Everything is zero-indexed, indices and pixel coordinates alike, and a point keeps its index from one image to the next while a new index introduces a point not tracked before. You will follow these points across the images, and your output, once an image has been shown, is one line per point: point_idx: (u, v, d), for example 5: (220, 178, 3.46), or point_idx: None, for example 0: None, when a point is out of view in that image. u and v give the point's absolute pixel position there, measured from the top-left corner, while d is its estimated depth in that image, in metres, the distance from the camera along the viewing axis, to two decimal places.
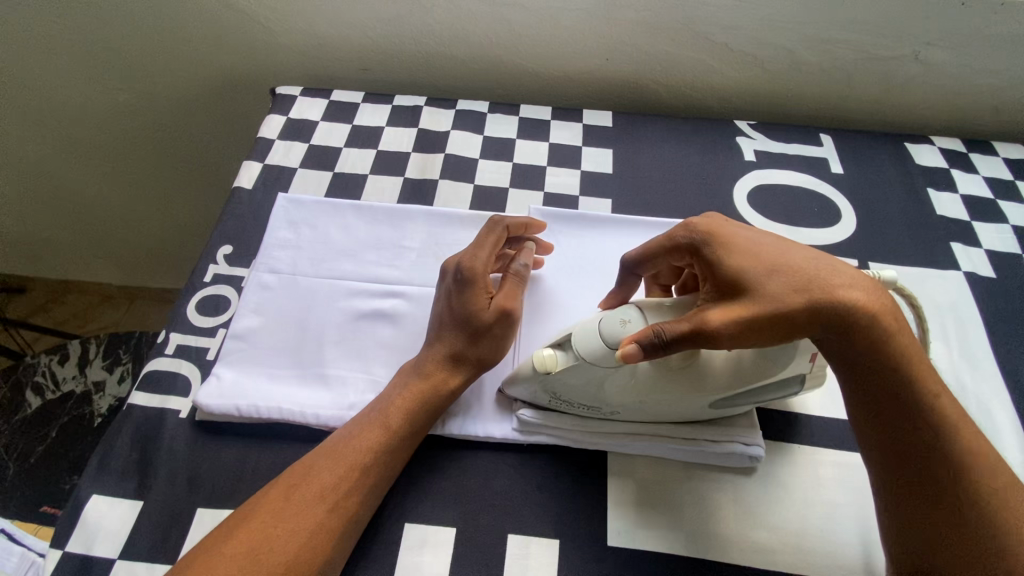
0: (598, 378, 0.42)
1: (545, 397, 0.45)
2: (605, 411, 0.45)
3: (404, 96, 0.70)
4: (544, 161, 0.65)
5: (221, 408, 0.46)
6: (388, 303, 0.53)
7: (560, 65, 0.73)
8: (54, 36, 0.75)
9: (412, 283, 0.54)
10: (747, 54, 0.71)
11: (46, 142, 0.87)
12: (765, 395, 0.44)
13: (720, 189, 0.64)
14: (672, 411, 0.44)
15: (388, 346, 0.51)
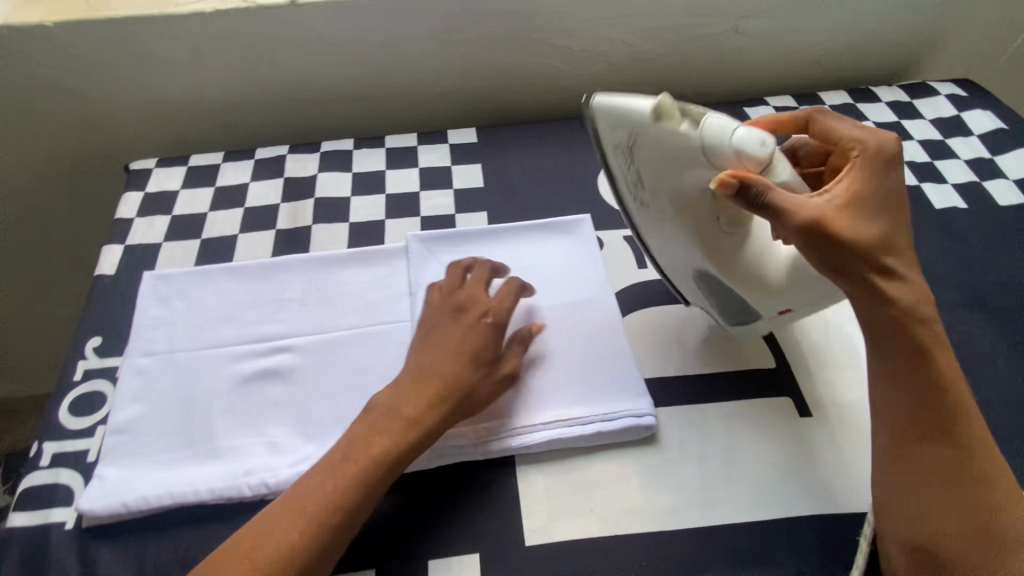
0: (684, 169, 0.41)
1: (613, 126, 0.41)
2: (635, 198, 0.45)
3: (266, 148, 0.70)
4: (416, 187, 0.67)
5: (108, 508, 0.44)
6: (275, 360, 0.52)
7: (418, 91, 0.75)
8: None
9: (296, 334, 0.54)
10: (590, 51, 0.75)
11: None
12: (721, 303, 0.50)
13: (586, 182, 0.68)
14: (673, 250, 0.47)
15: (280, 404, 0.50)
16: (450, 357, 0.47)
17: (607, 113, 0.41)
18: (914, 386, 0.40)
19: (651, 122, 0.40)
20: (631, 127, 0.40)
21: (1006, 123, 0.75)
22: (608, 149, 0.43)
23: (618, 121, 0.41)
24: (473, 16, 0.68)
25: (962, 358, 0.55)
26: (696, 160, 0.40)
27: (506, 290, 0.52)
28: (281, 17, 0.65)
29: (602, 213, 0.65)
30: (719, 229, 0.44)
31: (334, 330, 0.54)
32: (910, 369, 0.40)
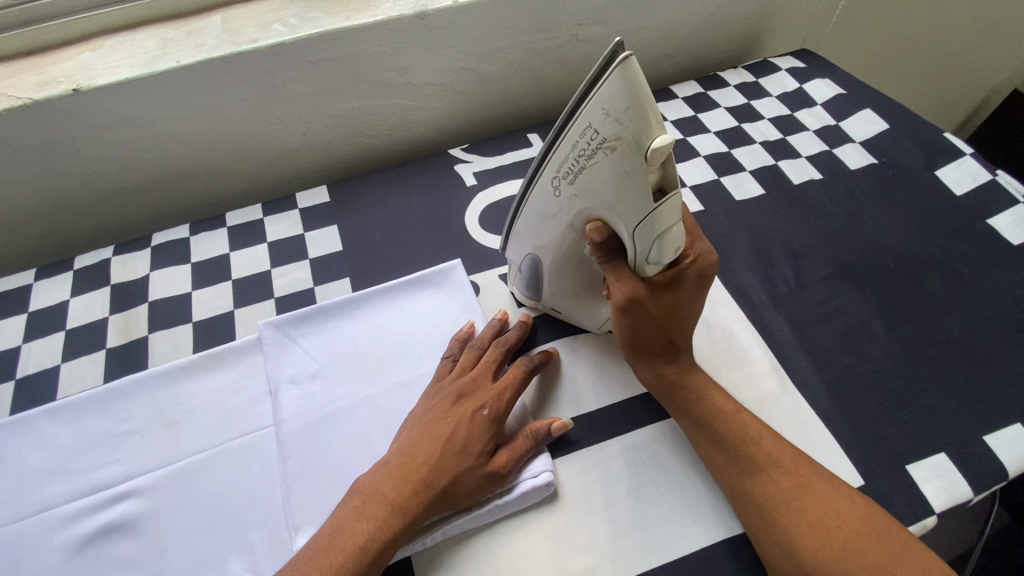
0: (605, 202, 0.39)
1: (609, 116, 0.35)
2: (556, 179, 0.40)
3: (87, 253, 0.61)
4: (267, 265, 0.61)
5: None
6: (119, 509, 0.45)
7: (256, 156, 0.69)
8: None
9: (142, 471, 0.47)
10: (433, 84, 0.71)
11: None
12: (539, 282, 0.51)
13: (453, 224, 0.64)
14: (540, 230, 0.45)
15: (130, 562, 0.43)
16: (436, 444, 0.44)
17: (612, 90, 0.34)
18: (731, 446, 0.44)
19: (642, 140, 0.35)
20: (630, 130, 0.35)
21: (844, 88, 0.79)
22: (581, 120, 0.36)
23: (627, 120, 0.34)
24: (293, 71, 0.63)
25: (840, 334, 0.56)
26: (621, 211, 0.38)
27: (484, 375, 0.49)
28: (66, 109, 0.57)
29: (473, 254, 0.62)
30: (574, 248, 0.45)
31: (186, 456, 0.48)
32: (721, 435, 0.45)
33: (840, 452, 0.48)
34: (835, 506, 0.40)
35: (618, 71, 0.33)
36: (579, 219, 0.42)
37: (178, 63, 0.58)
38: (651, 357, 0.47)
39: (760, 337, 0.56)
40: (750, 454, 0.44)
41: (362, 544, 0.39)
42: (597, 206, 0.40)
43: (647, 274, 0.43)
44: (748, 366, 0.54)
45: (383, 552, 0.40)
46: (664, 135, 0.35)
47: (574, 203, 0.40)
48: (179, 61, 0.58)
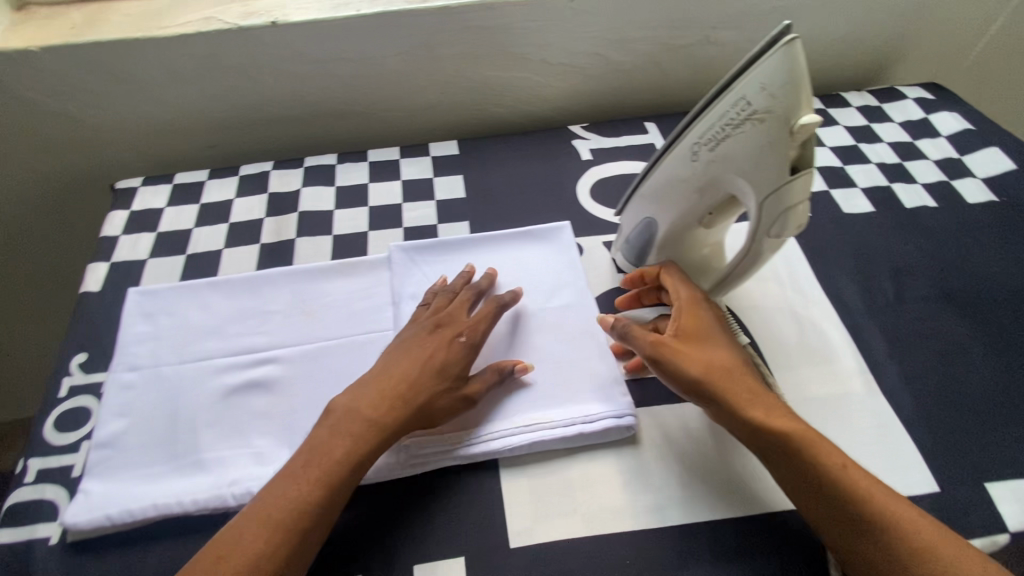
0: (740, 171, 0.42)
1: (764, 90, 0.39)
2: (695, 146, 0.44)
3: (252, 164, 0.72)
4: (399, 199, 0.68)
5: (92, 522, 0.44)
6: (260, 371, 0.53)
7: (399, 106, 0.77)
8: None
9: (282, 345, 0.55)
10: (565, 64, 0.77)
11: None
12: (650, 245, 0.55)
13: (566, 191, 0.69)
14: (665, 195, 0.49)
15: (266, 414, 0.50)
16: (413, 362, 0.48)
17: (773, 66, 0.38)
18: (814, 489, 0.42)
19: (791, 115, 0.39)
20: (782, 105, 0.38)
21: (972, 124, 0.78)
22: (733, 93, 0.40)
23: (781, 97, 0.38)
24: (450, 33, 0.70)
25: (935, 352, 0.56)
26: (755, 182, 0.42)
27: (432, 315, 0.53)
28: (262, 38, 0.66)
29: (581, 219, 0.66)
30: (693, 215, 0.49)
31: (317, 341, 0.55)
32: (797, 477, 0.43)
33: (920, 458, 0.49)
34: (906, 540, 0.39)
35: (782, 51, 0.38)
36: (708, 186, 0.45)
37: (359, 12, 0.66)
38: (714, 402, 0.46)
39: (852, 340, 0.57)
40: (837, 499, 0.41)
41: (328, 480, 0.42)
42: (731, 175, 0.43)
43: (762, 250, 0.46)
44: (836, 363, 0.55)
45: (351, 478, 0.43)
46: (810, 114, 0.39)
47: (709, 168, 0.44)
48: (359, 10, 0.66)
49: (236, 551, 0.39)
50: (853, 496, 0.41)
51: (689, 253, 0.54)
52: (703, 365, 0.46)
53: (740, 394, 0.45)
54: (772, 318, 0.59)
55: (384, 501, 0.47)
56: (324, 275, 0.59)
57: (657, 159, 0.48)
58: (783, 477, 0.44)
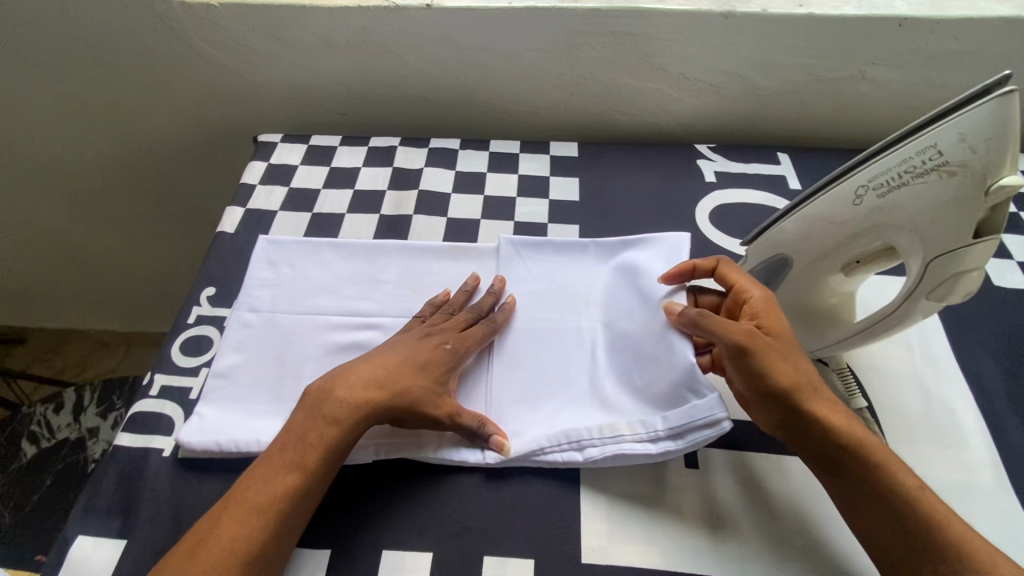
0: (917, 223, 0.40)
1: (963, 141, 0.36)
2: (864, 189, 0.41)
3: (380, 137, 0.75)
4: (514, 192, 0.69)
5: (203, 444, 0.48)
6: (365, 335, 0.55)
7: (526, 100, 0.78)
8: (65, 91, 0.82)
9: (388, 314, 0.57)
10: (702, 82, 0.75)
11: (82, 187, 0.98)
12: (771, 284, 0.51)
13: (684, 210, 0.67)
14: (809, 234, 0.46)
15: None
16: (404, 355, 0.49)
17: (980, 118, 0.36)
18: (880, 498, 0.41)
19: (988, 172, 0.37)
20: (981, 160, 0.36)
21: None
22: (923, 139, 0.38)
23: (983, 150, 0.36)
24: (593, 36, 0.70)
25: None
26: (932, 238, 0.39)
27: (449, 322, 0.53)
28: (414, 19, 0.69)
29: (698, 241, 0.64)
30: (838, 258, 0.46)
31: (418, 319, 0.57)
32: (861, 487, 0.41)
33: None
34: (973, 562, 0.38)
35: (994, 101, 0.35)
36: (868, 233, 0.42)
37: (510, 4, 0.67)
38: (786, 400, 0.43)
39: (987, 426, 0.51)
40: (911, 520, 0.40)
41: (325, 442, 0.44)
42: (902, 226, 0.40)
43: (918, 310, 0.43)
44: (965, 449, 0.50)
45: (342, 439, 0.45)
46: (1010, 176, 0.37)
47: (874, 215, 0.41)
48: (511, 3, 0.67)
49: (254, 489, 0.42)
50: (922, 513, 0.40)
51: (816, 299, 0.51)
52: (779, 362, 0.44)
53: (810, 394, 0.44)
54: (893, 384, 0.54)
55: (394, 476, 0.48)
56: (435, 255, 0.61)
57: (805, 197, 0.45)
58: (853, 491, 0.42)
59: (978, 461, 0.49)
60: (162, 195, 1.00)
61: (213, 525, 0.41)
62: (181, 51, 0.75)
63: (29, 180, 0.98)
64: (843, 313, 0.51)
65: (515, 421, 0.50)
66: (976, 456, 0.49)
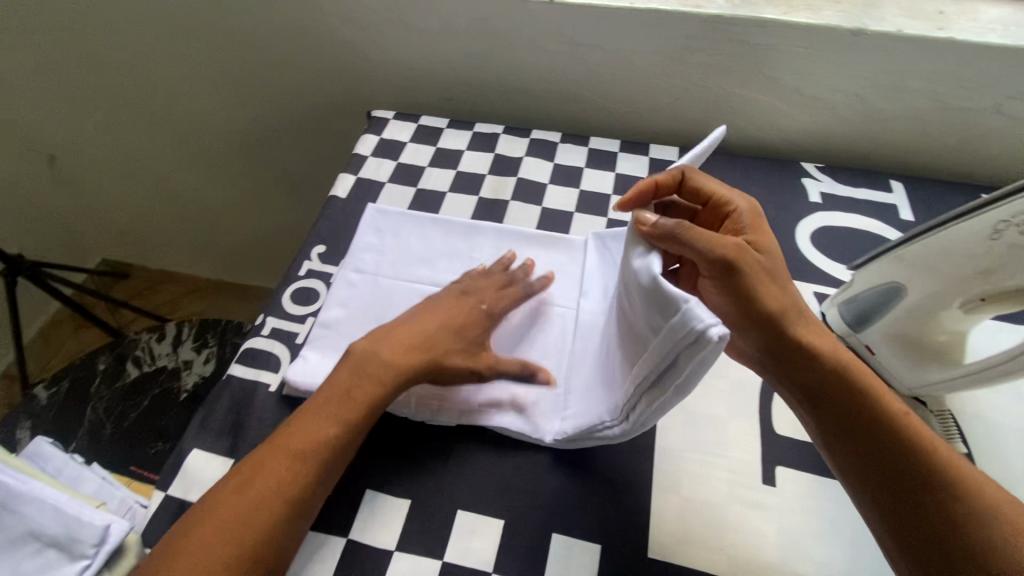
0: None
1: None
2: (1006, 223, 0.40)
3: (485, 124, 0.78)
4: (610, 190, 0.69)
5: (306, 385, 0.52)
6: None
7: (629, 101, 0.78)
8: (206, 53, 0.91)
9: None
10: (817, 99, 0.72)
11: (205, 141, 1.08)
12: (880, 309, 0.51)
13: (783, 228, 0.65)
14: (935, 262, 0.45)
15: None
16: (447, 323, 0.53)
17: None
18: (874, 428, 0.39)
19: None
20: None
21: None
22: None
23: None
24: (710, 43, 0.69)
25: None
26: None
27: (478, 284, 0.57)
28: (534, 12, 0.71)
29: (795, 260, 0.62)
30: (961, 292, 0.45)
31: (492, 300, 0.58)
32: (844, 413, 0.40)
33: None
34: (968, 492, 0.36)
35: None
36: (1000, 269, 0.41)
37: (631, 4, 0.68)
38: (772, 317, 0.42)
39: None
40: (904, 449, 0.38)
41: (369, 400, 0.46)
42: None
43: None
44: None
45: (382, 399, 0.47)
46: None
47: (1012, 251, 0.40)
48: (632, 3, 0.68)
49: (299, 433, 0.44)
50: (906, 434, 0.38)
51: (922, 333, 0.48)
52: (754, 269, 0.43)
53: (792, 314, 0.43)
54: (995, 435, 0.51)
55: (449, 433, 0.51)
56: (529, 241, 0.63)
57: (938, 223, 0.44)
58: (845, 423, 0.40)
59: None
60: (270, 157, 1.08)
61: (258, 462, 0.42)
62: (313, 25, 0.81)
63: (161, 131, 1.08)
64: (952, 355, 0.48)
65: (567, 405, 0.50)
66: None
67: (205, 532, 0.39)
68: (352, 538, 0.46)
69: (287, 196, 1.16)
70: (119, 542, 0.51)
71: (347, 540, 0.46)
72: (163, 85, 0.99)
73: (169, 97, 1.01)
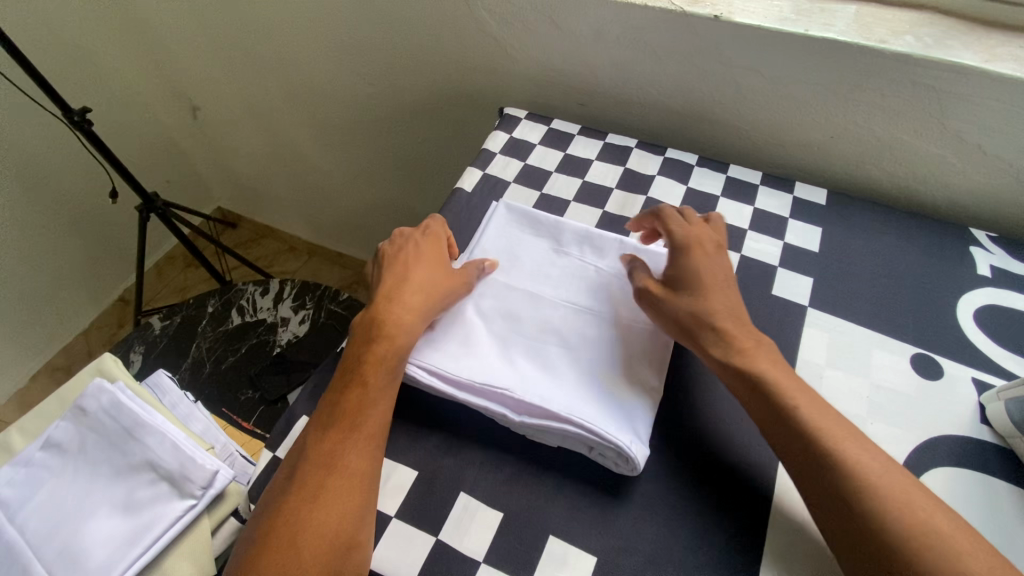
0: None
1: None
2: None
3: (617, 136, 0.75)
4: (745, 225, 0.65)
5: (421, 371, 0.51)
6: (564, 317, 0.55)
7: (778, 132, 0.73)
8: (354, 31, 0.94)
9: (590, 304, 0.56)
10: (1003, 160, 0.64)
11: (333, 112, 1.13)
12: None
13: (942, 297, 0.58)
14: None
15: (561, 358, 0.52)
16: (429, 280, 0.55)
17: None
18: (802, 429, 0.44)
19: None
20: None
21: None
22: None
23: None
24: (888, 82, 0.63)
25: None
26: None
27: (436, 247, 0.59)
28: (695, 27, 0.67)
29: (953, 338, 0.55)
30: None
31: (574, 312, 0.56)
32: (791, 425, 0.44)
33: None
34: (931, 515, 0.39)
35: None
36: None
37: (806, 31, 0.63)
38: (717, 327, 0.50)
39: None
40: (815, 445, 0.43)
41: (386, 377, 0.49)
42: None
43: None
44: None
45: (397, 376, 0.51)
46: None
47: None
48: (807, 30, 0.63)
49: (363, 414, 0.47)
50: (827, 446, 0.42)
51: None
52: (720, 310, 0.51)
53: (757, 355, 0.48)
54: None
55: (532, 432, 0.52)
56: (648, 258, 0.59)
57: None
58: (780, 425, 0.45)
59: None
60: (390, 136, 1.11)
61: (337, 464, 0.45)
62: (462, 16, 0.82)
63: (297, 98, 1.14)
64: None
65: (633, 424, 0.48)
66: None
67: (297, 537, 0.42)
68: (442, 539, 0.46)
69: (397, 174, 1.19)
70: (223, 488, 0.54)
71: (436, 540, 0.46)
72: (307, 56, 1.04)
73: (310, 67, 1.06)
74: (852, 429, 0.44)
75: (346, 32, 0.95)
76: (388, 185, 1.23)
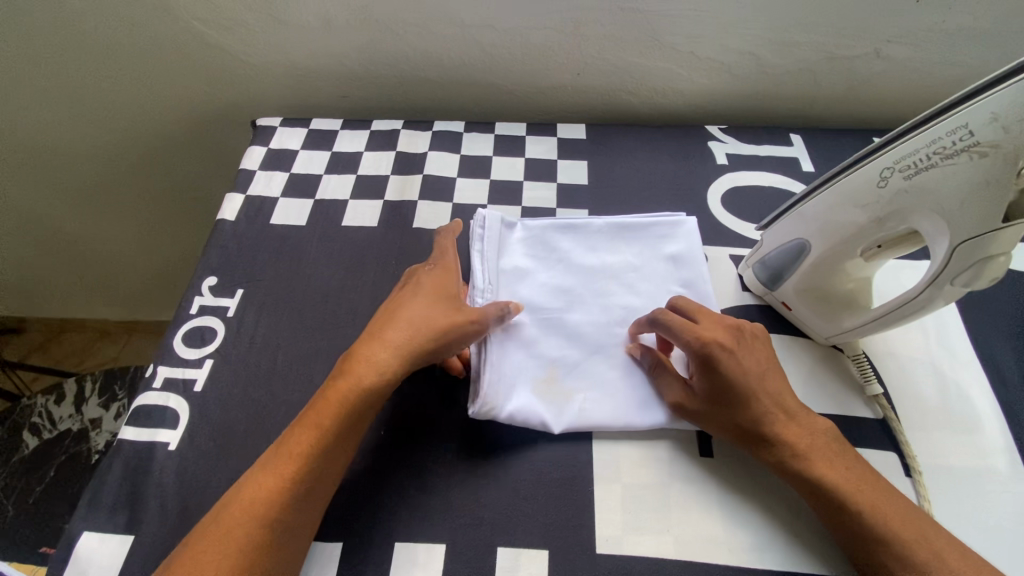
0: (938, 208, 0.39)
1: (996, 120, 0.35)
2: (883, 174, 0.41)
3: (384, 122, 0.73)
4: (521, 176, 0.67)
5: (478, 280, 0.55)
6: (564, 302, 0.54)
7: (531, 82, 0.76)
8: (53, 75, 0.80)
9: (607, 315, 0.54)
10: (714, 60, 0.72)
11: (74, 171, 0.96)
12: (786, 266, 0.51)
13: (695, 192, 0.65)
14: (832, 217, 0.45)
15: (543, 333, 0.52)
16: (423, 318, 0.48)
17: (1014, 97, 0.35)
18: (831, 510, 0.42)
19: None
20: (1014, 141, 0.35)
21: None
22: (954, 118, 0.37)
23: (1016, 130, 0.35)
24: (601, 12, 0.67)
25: None
26: (955, 220, 0.39)
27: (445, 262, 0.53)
28: None
29: (710, 225, 0.62)
30: (868, 241, 0.45)
31: (613, 328, 0.53)
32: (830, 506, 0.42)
33: None
34: (931, 555, 0.39)
35: None
36: (890, 216, 0.42)
37: None
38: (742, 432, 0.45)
39: (1003, 409, 0.50)
40: (852, 523, 0.41)
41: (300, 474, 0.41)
42: (929, 208, 0.40)
43: (941, 296, 0.42)
44: (979, 435, 0.49)
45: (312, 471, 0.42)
46: None
47: (897, 198, 0.41)
48: None
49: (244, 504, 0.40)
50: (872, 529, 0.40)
51: (831, 283, 0.50)
52: (761, 411, 0.45)
53: (800, 447, 0.44)
54: (909, 369, 0.53)
55: (369, 442, 0.49)
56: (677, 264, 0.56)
57: (828, 177, 0.45)
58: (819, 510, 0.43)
59: (997, 449, 0.48)
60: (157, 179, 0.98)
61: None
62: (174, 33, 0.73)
63: (19, 169, 0.95)
64: (859, 299, 0.50)
65: (519, 393, 0.49)
66: (992, 443, 0.48)
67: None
68: None
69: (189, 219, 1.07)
70: None
71: None
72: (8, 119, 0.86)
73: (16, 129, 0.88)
74: (903, 503, 0.41)
75: (43, 79, 0.80)
76: (184, 231, 1.10)
